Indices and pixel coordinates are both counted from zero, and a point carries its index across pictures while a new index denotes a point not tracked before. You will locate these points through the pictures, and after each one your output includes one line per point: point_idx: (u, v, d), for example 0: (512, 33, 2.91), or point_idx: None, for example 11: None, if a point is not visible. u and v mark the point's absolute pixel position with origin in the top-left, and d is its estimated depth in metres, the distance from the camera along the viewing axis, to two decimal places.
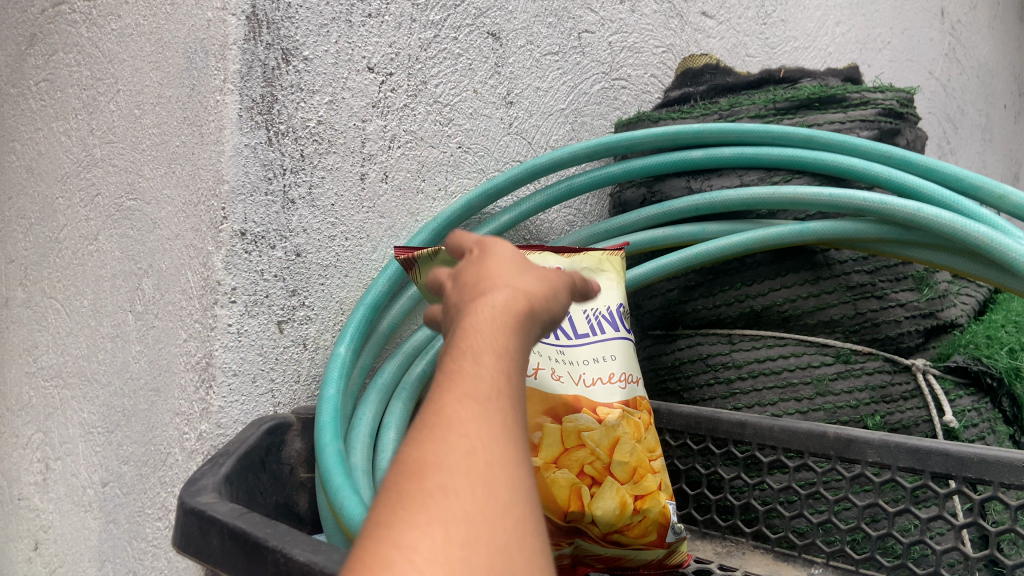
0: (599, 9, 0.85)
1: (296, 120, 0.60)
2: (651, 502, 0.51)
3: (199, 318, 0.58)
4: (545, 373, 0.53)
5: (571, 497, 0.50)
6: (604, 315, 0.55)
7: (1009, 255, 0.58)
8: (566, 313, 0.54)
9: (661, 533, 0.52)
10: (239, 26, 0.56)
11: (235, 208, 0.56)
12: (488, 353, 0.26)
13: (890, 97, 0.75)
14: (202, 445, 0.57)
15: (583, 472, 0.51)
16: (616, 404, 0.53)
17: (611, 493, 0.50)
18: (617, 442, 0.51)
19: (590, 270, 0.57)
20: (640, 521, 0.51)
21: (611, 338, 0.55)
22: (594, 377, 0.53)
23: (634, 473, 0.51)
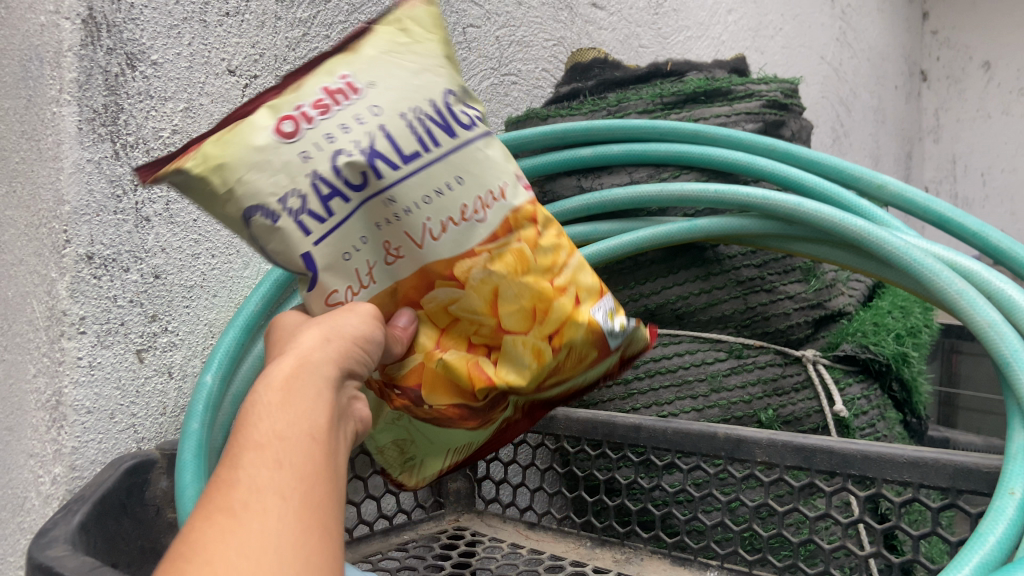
0: (484, 2, 0.82)
1: (147, 130, 0.55)
2: (571, 326, 0.41)
3: (47, 352, 0.53)
4: (379, 261, 0.38)
5: (475, 375, 0.41)
6: (429, 115, 0.37)
7: (886, 248, 0.56)
8: (378, 125, 0.36)
9: (601, 342, 0.43)
10: (74, 30, 0.50)
11: (79, 230, 0.51)
12: (251, 455, 0.25)
13: (774, 88, 0.76)
14: (56, 490, 0.52)
15: (475, 342, 0.41)
16: (478, 247, 0.39)
17: (521, 348, 0.41)
18: (496, 292, 0.39)
19: (383, 55, 0.38)
20: (567, 361, 0.42)
21: (446, 155, 0.37)
22: (443, 219, 0.38)
23: (535, 315, 0.40)
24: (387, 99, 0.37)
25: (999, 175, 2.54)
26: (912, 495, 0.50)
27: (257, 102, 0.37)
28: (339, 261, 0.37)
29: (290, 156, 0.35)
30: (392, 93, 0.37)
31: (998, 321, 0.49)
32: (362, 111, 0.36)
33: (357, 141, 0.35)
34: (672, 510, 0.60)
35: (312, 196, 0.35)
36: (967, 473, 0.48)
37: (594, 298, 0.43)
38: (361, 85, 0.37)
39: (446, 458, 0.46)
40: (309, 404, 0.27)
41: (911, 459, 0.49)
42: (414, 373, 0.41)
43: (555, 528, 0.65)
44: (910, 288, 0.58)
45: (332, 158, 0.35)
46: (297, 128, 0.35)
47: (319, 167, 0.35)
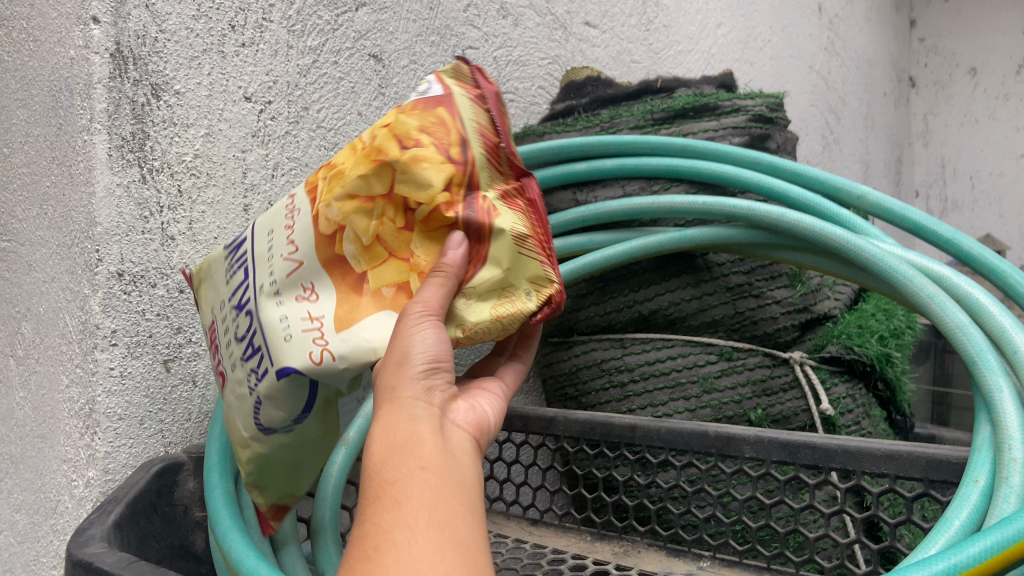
0: (482, 25, 0.86)
1: (171, 155, 0.59)
2: (400, 126, 0.37)
3: (80, 363, 0.56)
4: (308, 306, 0.38)
5: (433, 213, 0.36)
6: (234, 258, 0.43)
7: (864, 255, 0.60)
8: (230, 302, 0.43)
9: (429, 102, 0.37)
10: (104, 64, 0.54)
11: (110, 249, 0.55)
12: (377, 503, 0.26)
13: (759, 103, 0.80)
14: (91, 492, 0.56)
15: (396, 224, 0.37)
16: (318, 203, 0.38)
17: (409, 168, 0.36)
18: (349, 193, 0.37)
19: (208, 281, 0.47)
20: (431, 132, 0.36)
21: (257, 235, 0.42)
22: (289, 243, 0.40)
23: (376, 159, 0.37)
24: (224, 283, 0.44)
25: (986, 176, 2.60)
26: (888, 486, 0.54)
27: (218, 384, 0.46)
28: (284, 345, 0.38)
29: (235, 377, 0.42)
30: (217, 290, 0.45)
31: (965, 322, 0.53)
32: (224, 313, 0.44)
33: (235, 322, 0.42)
34: (667, 505, 0.64)
35: (253, 362, 0.40)
36: (939, 464, 0.51)
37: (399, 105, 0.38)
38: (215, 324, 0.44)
39: (522, 253, 0.37)
40: (412, 438, 0.28)
41: (887, 453, 0.53)
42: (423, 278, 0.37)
43: (556, 524, 0.69)
44: (888, 292, 0.62)
45: (236, 340, 0.42)
46: (224, 375, 0.44)
47: (240, 354, 0.41)
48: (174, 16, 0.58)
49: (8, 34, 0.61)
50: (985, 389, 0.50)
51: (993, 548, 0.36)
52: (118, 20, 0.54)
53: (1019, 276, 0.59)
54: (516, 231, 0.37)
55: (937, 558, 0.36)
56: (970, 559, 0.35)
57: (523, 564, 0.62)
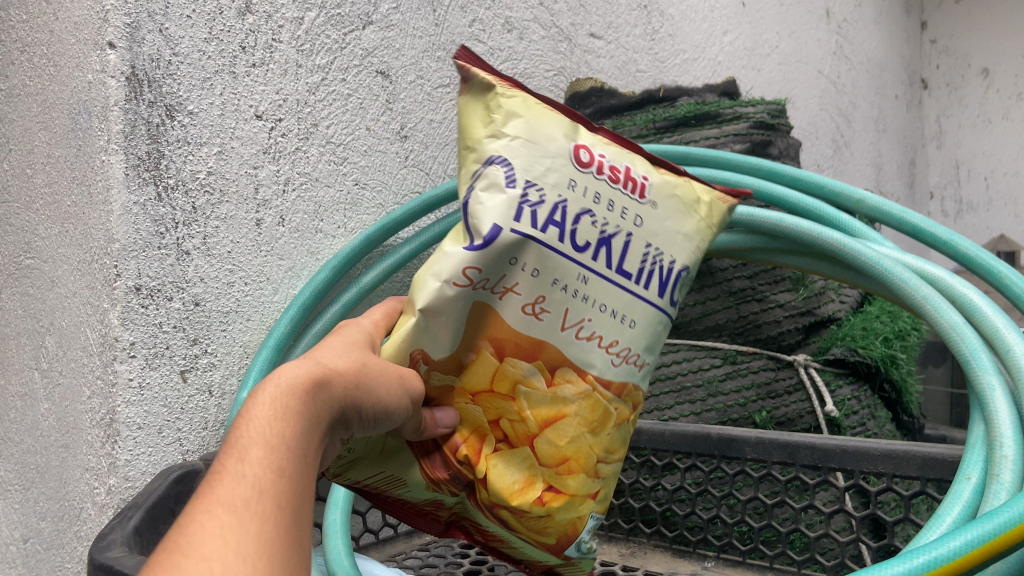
0: (487, 39, 0.88)
1: (185, 173, 0.61)
2: (563, 505, 0.40)
3: (100, 375, 0.58)
4: (518, 297, 0.38)
5: (469, 443, 0.40)
6: (661, 270, 0.40)
7: (859, 258, 0.60)
8: (627, 233, 0.39)
9: (564, 540, 0.41)
10: (120, 87, 0.56)
11: (128, 264, 0.57)
12: (258, 452, 0.27)
13: (761, 110, 0.81)
14: (112, 499, 0.58)
15: (502, 424, 0.40)
16: (588, 375, 0.39)
17: (523, 466, 0.40)
18: (559, 419, 0.39)
19: (682, 204, 0.41)
20: (522, 516, 0.40)
21: (638, 297, 0.40)
22: (592, 331, 0.39)
23: (563, 466, 0.39)
24: (655, 223, 0.40)
25: (1001, 177, 2.59)
26: (885, 485, 0.55)
27: (587, 125, 0.41)
28: (504, 256, 0.37)
29: (563, 175, 0.38)
30: (656, 222, 0.40)
31: (959, 323, 0.54)
32: (629, 209, 0.39)
33: (608, 221, 0.39)
34: (671, 507, 0.65)
35: (541, 207, 0.37)
36: (935, 462, 0.53)
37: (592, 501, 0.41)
38: (648, 196, 0.40)
39: (377, 474, 0.41)
40: (314, 430, 0.30)
41: (884, 452, 0.55)
42: (444, 387, 0.40)
43: None
44: (884, 294, 0.62)
45: (583, 214, 0.38)
46: (591, 162, 0.39)
47: (570, 206, 0.38)
48: (186, 39, 0.60)
49: (30, 59, 0.64)
50: (978, 387, 0.51)
51: (974, 544, 0.36)
52: (133, 45, 0.57)
53: (1015, 276, 0.60)
54: (398, 476, 0.41)
55: (919, 553, 0.37)
56: (952, 555, 0.36)
57: None
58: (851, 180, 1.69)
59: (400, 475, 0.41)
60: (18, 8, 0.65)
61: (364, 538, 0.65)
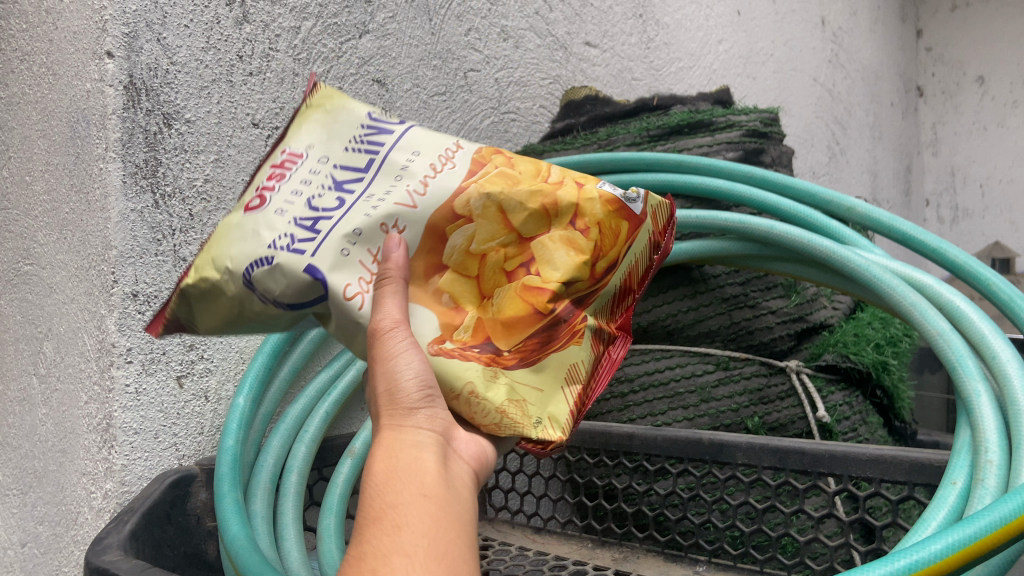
0: (483, 48, 0.89)
1: (182, 181, 0.61)
2: (587, 203, 0.40)
3: (97, 381, 0.59)
4: (387, 246, 0.36)
5: (535, 299, 0.38)
6: (368, 131, 0.39)
7: (849, 265, 0.61)
8: (328, 164, 0.38)
9: (626, 213, 0.41)
10: (117, 96, 0.57)
11: (125, 271, 0.58)
12: (370, 527, 0.27)
13: (753, 118, 0.82)
14: (108, 504, 0.58)
15: (508, 268, 0.39)
16: (468, 183, 0.38)
17: (557, 246, 0.39)
18: (502, 208, 0.38)
19: (323, 116, 0.39)
20: (604, 235, 0.40)
21: (397, 143, 0.38)
22: (420, 179, 0.37)
23: (548, 210, 0.39)
24: (326, 142, 0.38)
25: (996, 184, 2.59)
26: (874, 489, 0.56)
27: (236, 205, 0.39)
28: (342, 261, 0.35)
29: (269, 215, 0.36)
30: (328, 141, 0.38)
31: (946, 330, 0.55)
32: (313, 164, 0.38)
33: (319, 181, 0.37)
34: (664, 511, 0.66)
35: (296, 232, 0.36)
36: (922, 468, 0.53)
37: (593, 181, 0.41)
38: (301, 147, 0.39)
39: (563, 392, 0.40)
40: (412, 467, 0.28)
41: (872, 457, 0.55)
42: (474, 330, 0.38)
43: (559, 532, 0.71)
44: (874, 301, 0.63)
45: (310, 198, 0.37)
46: (263, 198, 0.37)
47: (299, 208, 0.36)
48: (184, 48, 0.61)
49: (29, 67, 0.65)
50: (964, 394, 0.52)
51: (955, 545, 0.37)
52: (131, 54, 0.57)
53: (1002, 284, 0.61)
54: (574, 365, 0.41)
55: (900, 556, 0.37)
56: (933, 558, 0.37)
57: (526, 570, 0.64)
58: (847, 187, 1.70)
59: (553, 378, 0.39)
60: (17, 17, 0.66)
61: None
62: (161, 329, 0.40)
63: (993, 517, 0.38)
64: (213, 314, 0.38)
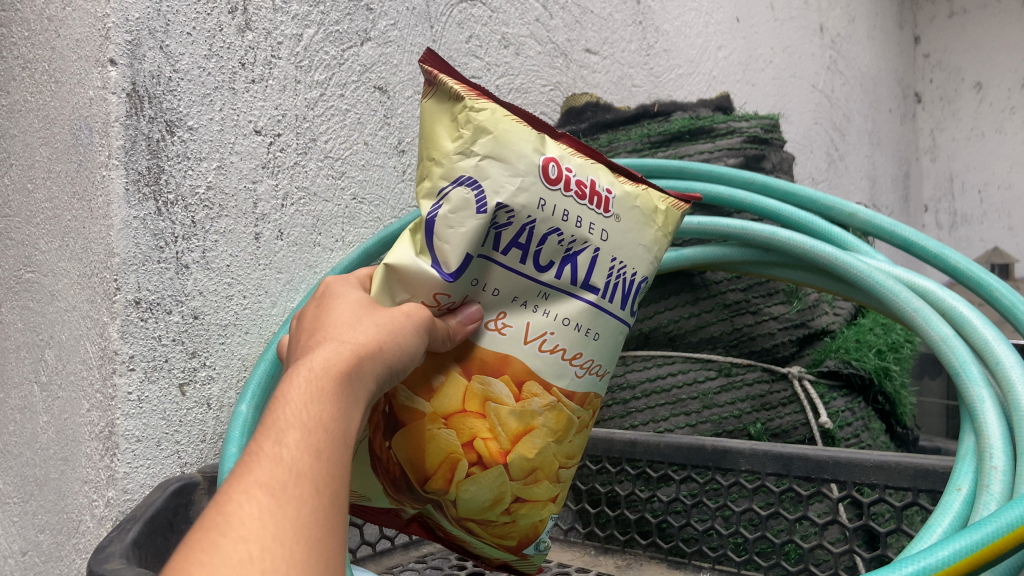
0: (484, 55, 0.89)
1: (185, 188, 0.61)
2: (533, 511, 0.47)
3: (100, 388, 0.59)
4: (485, 323, 0.45)
5: (440, 471, 0.45)
6: (624, 283, 0.46)
7: (851, 272, 0.61)
8: (595, 248, 0.45)
9: (527, 540, 0.48)
10: (120, 103, 0.57)
11: (128, 278, 0.57)
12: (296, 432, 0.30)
13: (753, 125, 0.82)
14: (110, 512, 0.58)
15: (473, 446, 0.45)
16: (550, 390, 0.45)
17: (490, 485, 0.45)
18: (529, 432, 0.45)
19: (643, 215, 0.47)
20: (501, 523, 0.47)
21: (594, 308, 0.46)
22: (558, 347, 0.45)
23: (529, 477, 0.46)
24: (619, 237, 0.46)
25: (995, 190, 2.59)
26: (878, 496, 0.56)
27: (544, 135, 0.45)
28: (467, 280, 0.43)
29: (534, 195, 0.43)
30: (621, 240, 0.46)
31: (949, 335, 0.55)
32: (597, 226, 0.45)
33: (573, 240, 0.44)
34: (667, 518, 0.66)
35: (507, 231, 0.43)
36: (925, 473, 0.54)
37: (545, 510, 0.48)
38: (611, 210, 0.46)
39: (350, 490, 0.48)
40: (347, 412, 0.32)
41: (877, 463, 0.55)
42: (413, 411, 0.45)
43: (562, 539, 0.70)
44: (876, 308, 0.63)
45: (549, 234, 0.44)
46: (557, 176, 0.44)
47: (540, 225, 0.43)
48: (187, 56, 0.61)
49: (31, 75, 0.65)
50: (968, 399, 0.52)
51: (962, 551, 0.37)
52: (134, 62, 0.57)
53: (1004, 290, 0.61)
54: (366, 494, 0.48)
55: (907, 562, 0.37)
56: (940, 563, 0.36)
57: None
58: (846, 193, 1.71)
59: (365, 494, 0.48)
60: (20, 25, 0.66)
61: (362, 550, 0.65)
62: (430, 64, 0.45)
63: (999, 523, 0.38)
64: (428, 125, 0.45)
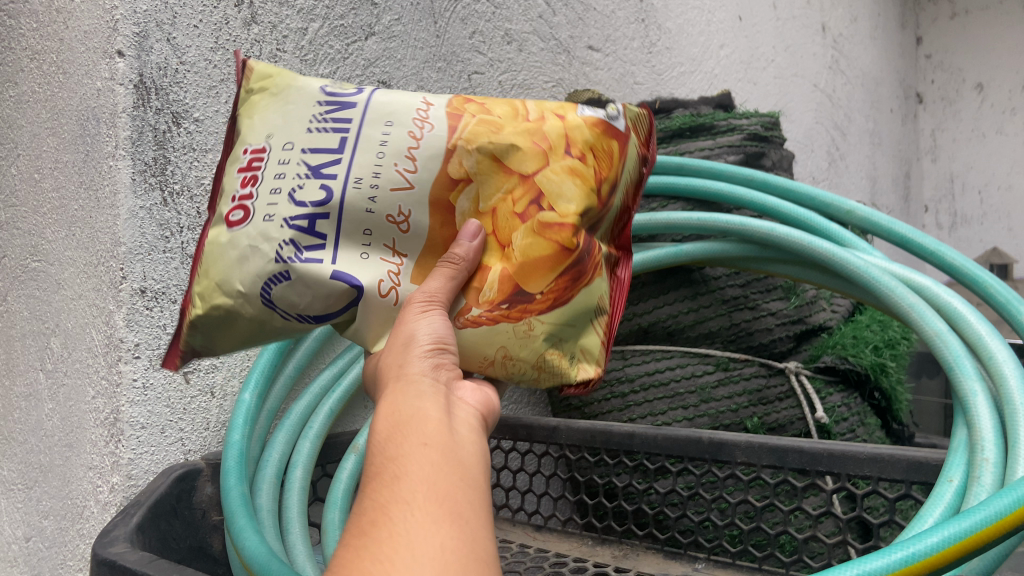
0: (487, 51, 0.90)
1: (190, 179, 0.62)
2: (575, 131, 0.41)
3: (105, 375, 0.60)
4: (396, 236, 0.39)
5: (561, 235, 0.39)
6: (328, 111, 0.40)
7: (848, 267, 0.62)
8: (298, 155, 0.39)
9: (613, 133, 0.42)
10: (127, 95, 0.58)
11: (134, 267, 0.58)
12: (389, 510, 0.26)
13: (754, 122, 0.83)
14: (115, 497, 0.59)
15: (519, 212, 0.39)
16: (455, 141, 0.39)
17: (556, 179, 0.40)
18: (497, 160, 0.39)
19: (274, 99, 0.41)
20: (599, 156, 0.41)
21: (362, 121, 0.39)
22: (405, 154, 0.39)
23: (544, 150, 0.40)
24: (284, 130, 0.40)
25: (995, 191, 2.60)
26: (872, 487, 0.56)
27: (214, 217, 0.41)
28: (362, 261, 0.39)
29: (260, 226, 0.38)
30: (288, 125, 0.40)
31: (943, 330, 0.56)
32: (280, 155, 0.39)
33: (296, 173, 0.39)
34: (664, 510, 0.66)
35: (296, 241, 0.38)
36: (918, 466, 0.55)
37: (571, 111, 0.42)
38: (263, 142, 0.40)
39: (590, 331, 0.43)
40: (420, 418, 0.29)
41: (870, 456, 0.56)
42: (498, 283, 0.39)
43: (559, 530, 0.71)
44: (873, 303, 0.64)
45: (292, 200, 0.38)
46: (246, 212, 0.39)
47: (285, 211, 0.38)
48: (193, 48, 0.62)
49: (39, 67, 0.66)
50: (961, 394, 0.53)
51: (952, 538, 0.37)
52: (141, 54, 0.58)
53: (999, 286, 0.62)
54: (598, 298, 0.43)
55: (897, 547, 0.38)
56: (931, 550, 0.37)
57: (527, 567, 0.64)
58: (846, 192, 1.71)
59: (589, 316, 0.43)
60: (28, 17, 0.66)
61: None
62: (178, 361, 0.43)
63: (989, 512, 0.38)
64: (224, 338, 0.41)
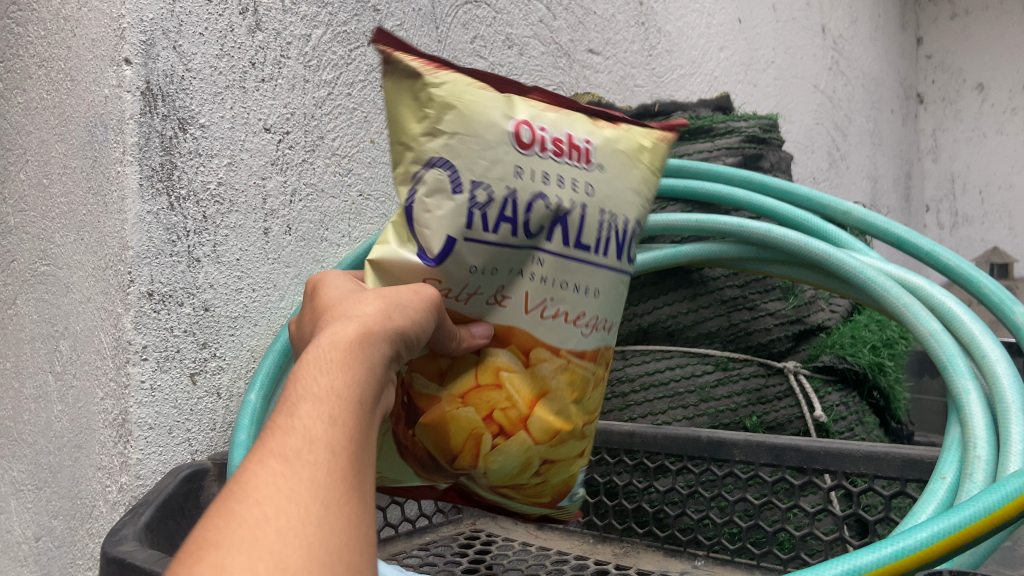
0: (488, 55, 0.91)
1: (197, 184, 0.63)
2: (560, 466, 0.46)
3: (113, 377, 0.61)
4: (482, 295, 0.42)
5: (463, 449, 0.43)
6: (616, 232, 0.44)
7: (844, 268, 0.63)
8: (581, 206, 0.42)
9: (557, 495, 0.47)
10: (135, 101, 0.59)
11: (141, 271, 0.59)
12: (305, 407, 0.28)
13: (752, 125, 0.84)
14: (124, 497, 0.60)
15: (495, 419, 0.43)
16: (562, 350, 0.43)
17: (518, 450, 0.44)
18: (545, 396, 0.43)
19: (624, 160, 0.44)
20: (530, 484, 0.46)
21: (607, 267, 0.44)
22: (560, 310, 0.43)
23: (557, 437, 0.44)
24: (605, 187, 0.43)
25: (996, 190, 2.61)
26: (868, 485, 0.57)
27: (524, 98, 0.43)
28: (484, 275, 0.41)
29: (508, 166, 0.40)
30: (604, 182, 0.43)
31: (937, 330, 0.57)
32: (581, 180, 0.42)
33: (561, 200, 0.41)
34: (664, 508, 0.67)
35: (494, 208, 0.40)
36: (914, 463, 0.56)
37: (570, 463, 0.46)
38: (592, 159, 0.43)
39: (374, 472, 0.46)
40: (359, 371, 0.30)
41: (866, 454, 0.57)
42: (424, 395, 0.43)
43: (561, 527, 0.72)
44: (867, 302, 0.65)
45: (535, 201, 0.41)
46: (529, 142, 0.41)
47: (521, 195, 0.41)
48: (199, 56, 0.63)
49: (48, 74, 0.67)
50: (954, 392, 0.54)
51: (940, 534, 0.38)
52: (148, 61, 0.59)
53: (994, 286, 0.63)
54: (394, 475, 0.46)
55: (886, 543, 0.39)
56: (918, 545, 0.38)
57: (528, 564, 0.65)
58: (847, 193, 1.72)
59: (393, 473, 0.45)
60: (36, 25, 0.68)
61: None
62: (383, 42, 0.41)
63: (975, 508, 0.39)
64: (392, 105, 0.42)
